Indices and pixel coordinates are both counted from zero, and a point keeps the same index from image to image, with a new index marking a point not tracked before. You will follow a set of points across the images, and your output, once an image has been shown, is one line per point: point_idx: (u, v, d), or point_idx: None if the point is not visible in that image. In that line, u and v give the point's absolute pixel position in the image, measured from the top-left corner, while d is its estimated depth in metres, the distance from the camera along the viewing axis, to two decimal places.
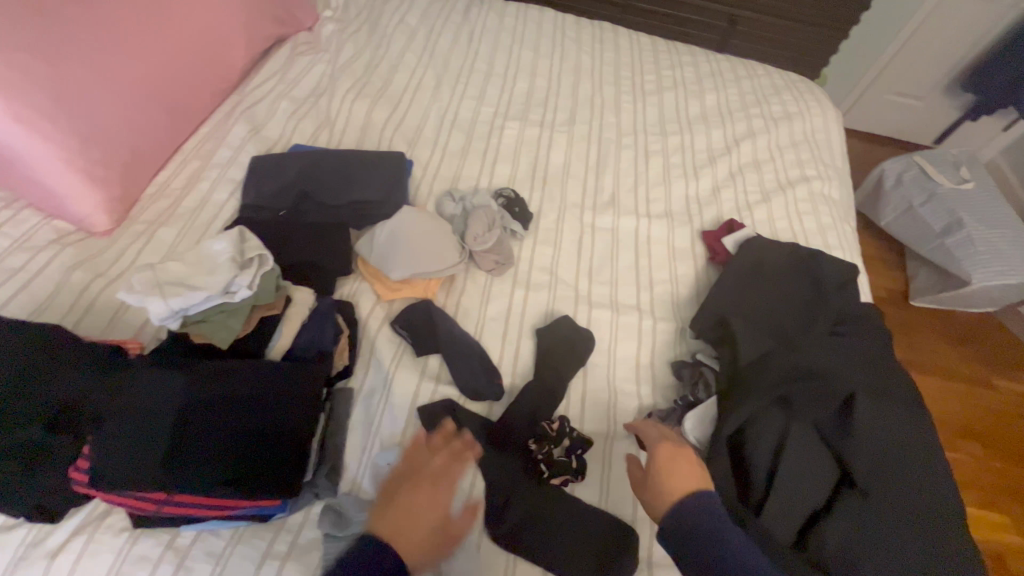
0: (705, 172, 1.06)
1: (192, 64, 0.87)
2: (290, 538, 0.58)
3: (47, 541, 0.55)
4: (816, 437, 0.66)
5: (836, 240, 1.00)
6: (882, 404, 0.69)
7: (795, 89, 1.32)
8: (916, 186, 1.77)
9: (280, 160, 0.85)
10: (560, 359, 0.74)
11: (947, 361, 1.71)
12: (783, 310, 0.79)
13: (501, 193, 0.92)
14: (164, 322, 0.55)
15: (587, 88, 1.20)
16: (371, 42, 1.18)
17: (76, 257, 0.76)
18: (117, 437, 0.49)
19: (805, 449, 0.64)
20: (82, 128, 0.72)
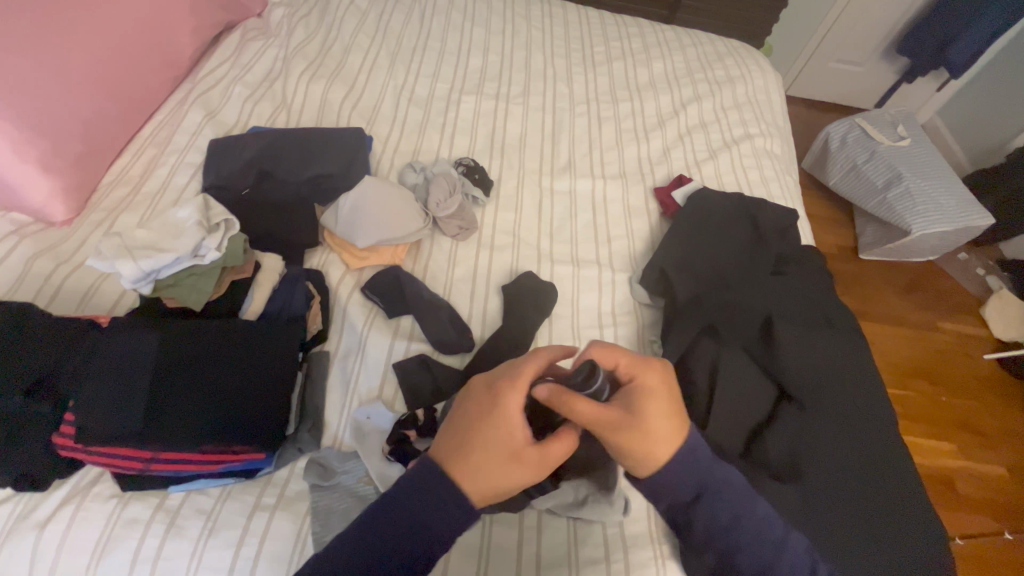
0: (655, 135, 1.12)
1: (139, 53, 0.87)
2: (277, 491, 0.61)
3: (35, 513, 0.56)
4: (751, 360, 0.73)
5: (778, 190, 1.07)
6: (805, 328, 0.75)
7: (737, 54, 1.38)
8: (858, 146, 1.88)
9: (238, 140, 0.85)
10: (525, 309, 0.78)
11: (896, 309, 1.81)
12: (727, 254, 0.86)
13: (461, 163, 0.96)
14: (136, 285, 0.59)
15: (538, 62, 1.23)
16: (323, 25, 1.18)
17: (37, 247, 0.76)
18: (95, 400, 0.51)
19: (741, 371, 0.71)
20: (31, 117, 0.71)
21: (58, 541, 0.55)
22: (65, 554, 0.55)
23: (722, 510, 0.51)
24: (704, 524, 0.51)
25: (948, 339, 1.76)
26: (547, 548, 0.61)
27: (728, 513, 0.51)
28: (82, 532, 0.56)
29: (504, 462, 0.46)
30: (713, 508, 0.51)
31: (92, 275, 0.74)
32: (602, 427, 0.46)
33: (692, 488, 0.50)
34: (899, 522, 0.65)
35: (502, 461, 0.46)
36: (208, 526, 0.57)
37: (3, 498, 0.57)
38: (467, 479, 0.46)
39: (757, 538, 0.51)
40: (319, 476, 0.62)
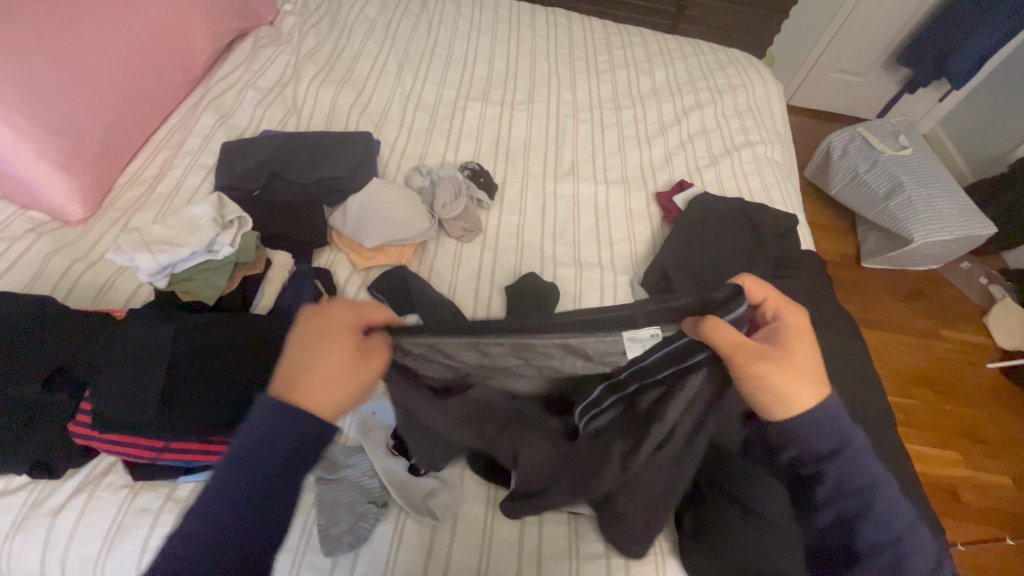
0: (657, 141, 1.14)
1: (155, 59, 0.90)
2: None
3: (48, 501, 0.58)
4: None
5: (778, 196, 1.09)
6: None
7: (738, 63, 1.40)
8: (860, 155, 1.89)
9: (249, 142, 0.87)
10: (528, 309, 0.79)
11: (899, 317, 1.81)
12: (725, 257, 0.88)
13: (466, 167, 0.98)
14: (153, 279, 0.62)
15: (543, 69, 1.26)
16: (333, 33, 1.22)
17: (54, 244, 0.78)
18: (110, 391, 0.53)
19: None
20: (51, 119, 0.74)
21: (70, 528, 0.57)
22: (77, 541, 0.56)
23: (856, 470, 0.49)
24: (835, 478, 0.49)
25: (950, 348, 1.76)
26: (547, 542, 0.62)
27: (865, 477, 0.49)
28: (93, 520, 0.57)
29: (342, 377, 0.45)
30: (846, 472, 0.49)
31: (107, 271, 0.76)
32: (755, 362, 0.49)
33: (831, 444, 0.49)
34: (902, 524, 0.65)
35: (341, 375, 0.45)
36: None
37: (17, 486, 0.58)
38: (307, 397, 0.44)
39: (889, 509, 0.48)
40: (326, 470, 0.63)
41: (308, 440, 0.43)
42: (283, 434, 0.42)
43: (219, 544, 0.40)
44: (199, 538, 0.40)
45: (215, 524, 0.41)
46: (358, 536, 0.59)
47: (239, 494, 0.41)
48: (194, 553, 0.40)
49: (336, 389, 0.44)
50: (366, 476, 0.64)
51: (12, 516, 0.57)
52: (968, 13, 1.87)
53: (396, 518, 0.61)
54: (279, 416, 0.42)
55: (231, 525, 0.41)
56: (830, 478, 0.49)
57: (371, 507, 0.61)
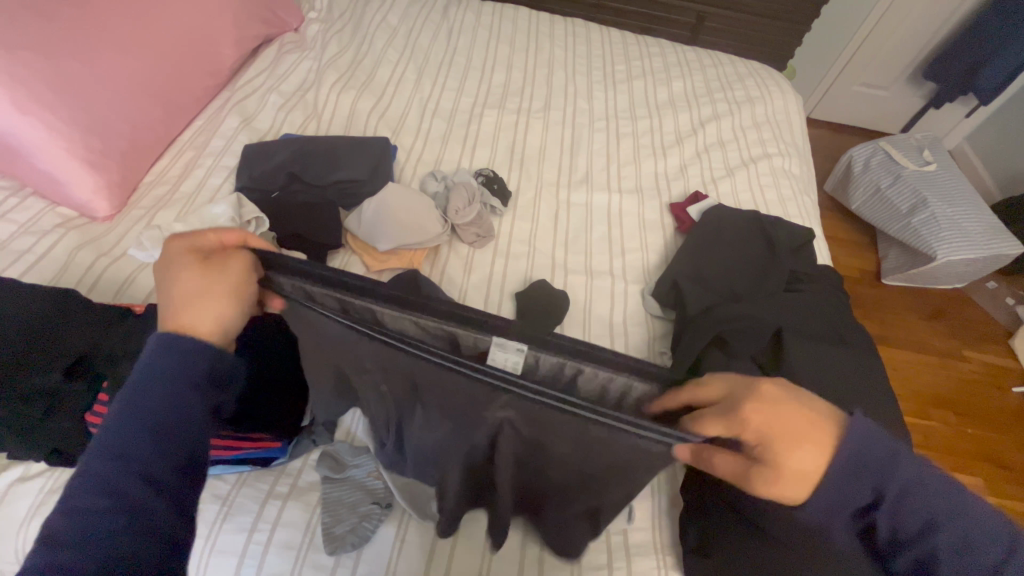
0: (673, 152, 1.14)
1: (185, 63, 0.93)
2: (290, 481, 0.63)
3: (64, 488, 0.59)
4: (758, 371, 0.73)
5: (795, 209, 1.07)
6: (816, 344, 0.75)
7: (758, 75, 1.40)
8: (883, 169, 1.85)
9: (270, 146, 0.90)
10: (536, 315, 0.79)
11: (921, 336, 1.76)
12: (737, 270, 0.87)
13: (481, 173, 0.99)
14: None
15: (560, 78, 1.27)
16: (355, 40, 1.24)
17: (80, 239, 0.80)
18: None
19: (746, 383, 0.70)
20: (82, 119, 0.77)
21: None
22: None
23: (910, 510, 0.44)
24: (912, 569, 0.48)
25: (974, 370, 1.70)
26: (550, 551, 0.62)
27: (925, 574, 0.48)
28: None
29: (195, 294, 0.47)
30: (900, 515, 0.44)
31: (129, 267, 0.78)
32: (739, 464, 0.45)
33: (872, 492, 0.44)
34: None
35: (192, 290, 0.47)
36: (223, 510, 0.59)
37: (36, 472, 0.60)
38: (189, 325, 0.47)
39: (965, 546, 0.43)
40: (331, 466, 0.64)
41: (192, 361, 0.44)
42: (175, 354, 0.44)
43: (142, 473, 0.40)
44: (112, 475, 0.39)
45: (131, 459, 0.40)
46: (361, 536, 0.59)
47: (141, 426, 0.41)
48: (111, 485, 0.39)
49: (209, 301, 0.47)
50: (371, 477, 0.64)
51: (31, 500, 0.59)
52: (998, 28, 1.83)
53: (399, 520, 0.62)
54: (164, 350, 0.44)
55: (145, 454, 0.40)
56: (895, 524, 0.45)
57: (375, 508, 0.61)
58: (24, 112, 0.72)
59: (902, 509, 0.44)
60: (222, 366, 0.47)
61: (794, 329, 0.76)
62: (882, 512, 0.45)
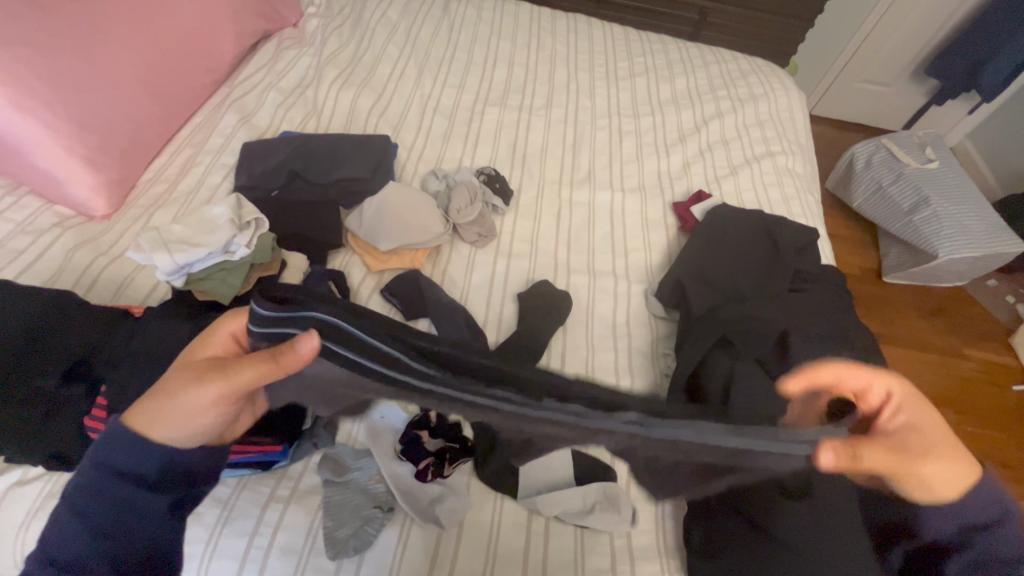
0: (676, 150, 1.13)
1: (182, 60, 0.92)
2: (291, 484, 0.63)
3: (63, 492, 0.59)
4: None
5: (799, 208, 1.06)
6: (821, 345, 0.74)
7: (761, 72, 1.38)
8: (885, 167, 1.84)
9: (270, 144, 0.88)
10: (539, 315, 0.79)
11: (922, 335, 1.76)
12: (742, 270, 0.86)
13: (483, 171, 0.98)
14: (171, 278, 0.63)
15: (562, 75, 1.26)
16: (355, 36, 1.23)
17: (77, 239, 0.79)
18: (128, 384, 0.55)
19: None
20: (80, 116, 0.76)
21: None
22: None
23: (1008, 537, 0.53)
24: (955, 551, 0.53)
25: (972, 368, 1.70)
26: (554, 556, 0.61)
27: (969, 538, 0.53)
28: None
29: (176, 389, 0.51)
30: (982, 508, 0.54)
31: (128, 267, 0.78)
32: (901, 451, 0.53)
33: (987, 515, 0.54)
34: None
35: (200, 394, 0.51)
36: (224, 514, 0.59)
37: (34, 477, 0.60)
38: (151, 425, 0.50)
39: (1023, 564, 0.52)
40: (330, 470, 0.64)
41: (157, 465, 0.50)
42: (122, 452, 0.50)
43: (102, 544, 0.48)
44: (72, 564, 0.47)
45: (74, 552, 0.48)
46: (364, 540, 0.59)
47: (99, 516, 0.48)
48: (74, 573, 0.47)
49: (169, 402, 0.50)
50: (373, 481, 0.64)
51: (29, 504, 0.58)
52: (1001, 24, 1.82)
53: (402, 523, 0.61)
54: (108, 448, 0.50)
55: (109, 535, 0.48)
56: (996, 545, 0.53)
57: (377, 512, 0.61)
58: (22, 110, 0.71)
59: (1002, 533, 0.53)
60: (177, 465, 0.52)
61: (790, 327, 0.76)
62: (995, 531, 0.53)
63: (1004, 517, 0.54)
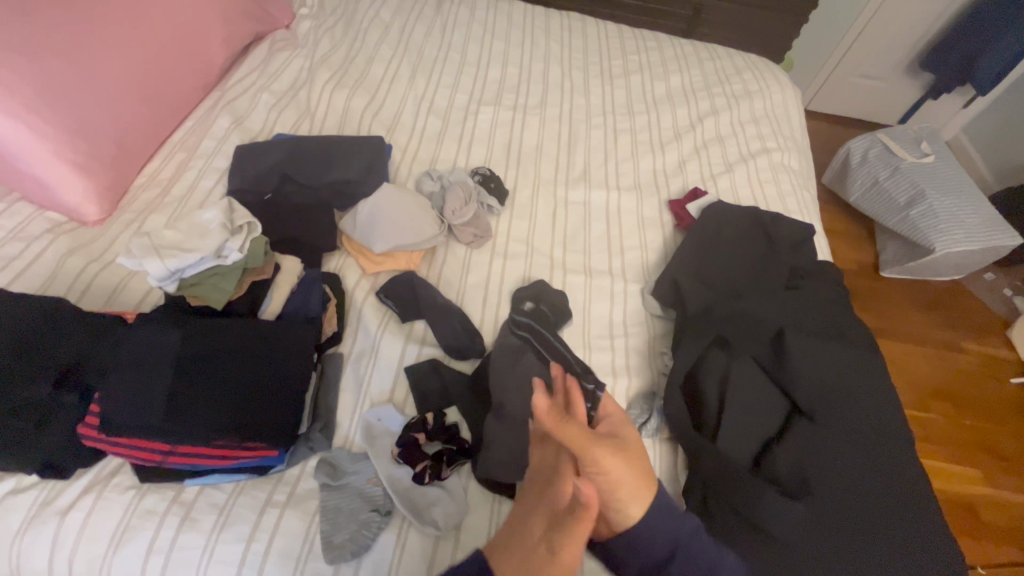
0: (671, 148, 1.12)
1: (172, 63, 0.91)
2: (287, 489, 0.62)
3: (58, 500, 0.59)
4: (756, 367, 0.73)
5: (795, 204, 1.06)
6: (817, 342, 0.74)
7: (756, 69, 1.38)
8: (881, 162, 1.84)
9: (263, 147, 0.88)
10: (536, 315, 0.78)
11: (919, 329, 1.76)
12: (737, 268, 0.85)
13: (477, 171, 0.97)
14: (162, 283, 0.63)
15: (556, 73, 1.25)
16: (348, 37, 1.22)
17: (70, 245, 0.79)
18: (119, 392, 0.55)
19: (745, 384, 0.70)
20: (70, 121, 0.75)
21: (77, 529, 0.58)
22: (82, 543, 0.57)
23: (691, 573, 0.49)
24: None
25: (971, 360, 1.70)
26: None
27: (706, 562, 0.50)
28: (100, 521, 0.58)
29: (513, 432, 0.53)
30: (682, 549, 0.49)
31: (120, 272, 0.77)
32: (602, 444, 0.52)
33: (668, 547, 0.49)
34: (899, 536, 0.65)
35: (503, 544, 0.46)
36: (221, 520, 0.59)
37: (28, 485, 0.59)
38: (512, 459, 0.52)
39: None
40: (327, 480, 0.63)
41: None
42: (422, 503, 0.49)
43: None
44: None
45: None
46: (361, 544, 0.58)
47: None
48: None
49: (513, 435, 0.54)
50: (370, 484, 0.63)
51: (23, 513, 0.58)
52: (995, 18, 1.82)
53: (399, 527, 0.61)
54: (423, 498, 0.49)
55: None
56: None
57: (374, 515, 0.61)
58: (11, 116, 0.70)
59: (689, 563, 0.50)
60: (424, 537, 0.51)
61: (784, 323, 0.76)
62: (673, 561, 0.49)
63: (708, 563, 0.50)
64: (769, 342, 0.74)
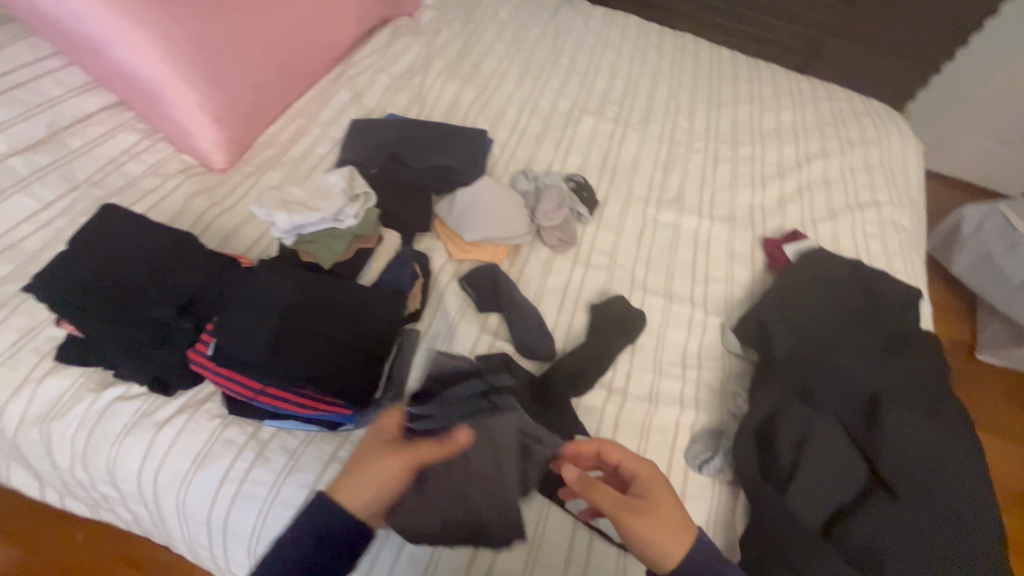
0: (773, 184, 1.08)
1: (309, 34, 0.98)
2: (352, 448, 0.65)
3: (156, 414, 0.65)
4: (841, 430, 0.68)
5: (901, 264, 0.99)
6: (915, 418, 0.68)
7: (876, 116, 1.30)
8: (997, 235, 1.68)
9: (377, 125, 0.93)
10: (609, 330, 0.78)
11: (1012, 424, 1.58)
12: (834, 319, 0.80)
13: (572, 178, 0.97)
14: (283, 236, 0.68)
15: (663, 92, 1.24)
16: (466, 31, 1.27)
17: (196, 187, 0.87)
18: (234, 326, 0.60)
19: (828, 441, 0.66)
20: (214, 77, 0.84)
21: (167, 444, 0.63)
22: (171, 456, 0.63)
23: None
24: None
25: None
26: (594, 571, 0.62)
27: None
28: (187, 440, 0.63)
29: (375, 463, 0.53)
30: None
31: (235, 219, 0.84)
32: (622, 509, 0.52)
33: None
34: None
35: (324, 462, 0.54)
36: (290, 463, 0.63)
37: (134, 394, 0.66)
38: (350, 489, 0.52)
39: None
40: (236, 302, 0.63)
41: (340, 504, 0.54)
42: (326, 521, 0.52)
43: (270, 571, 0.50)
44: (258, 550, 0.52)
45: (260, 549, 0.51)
46: None
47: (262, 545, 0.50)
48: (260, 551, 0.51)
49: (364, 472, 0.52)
50: None
51: (125, 419, 0.64)
52: None
53: None
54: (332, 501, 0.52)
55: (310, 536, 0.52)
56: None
57: None
58: (167, 64, 0.80)
59: None
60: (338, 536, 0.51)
61: (878, 389, 0.70)
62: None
63: None
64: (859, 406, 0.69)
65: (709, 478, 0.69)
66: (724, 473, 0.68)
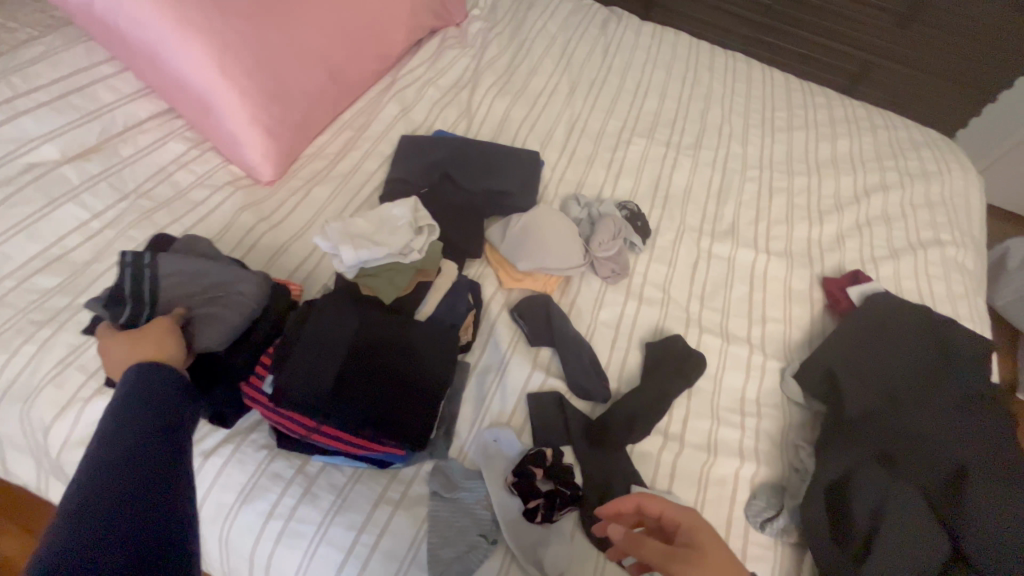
0: (831, 218, 1.03)
1: (363, 46, 0.96)
2: (401, 488, 0.62)
3: (203, 442, 0.63)
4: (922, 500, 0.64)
5: (965, 310, 0.94)
6: (1007, 493, 0.63)
7: (935, 147, 1.25)
8: None
9: (429, 143, 0.91)
10: (666, 372, 0.75)
11: None
12: (908, 373, 0.75)
13: (625, 205, 0.94)
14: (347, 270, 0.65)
15: (715, 115, 1.20)
16: (514, 45, 1.24)
17: (244, 200, 0.85)
18: (294, 363, 0.59)
19: (908, 510, 0.61)
20: (269, 89, 0.82)
21: (212, 475, 0.61)
22: (217, 487, 0.61)
23: None
24: None
25: None
26: None
27: None
28: (234, 472, 0.61)
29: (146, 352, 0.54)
30: None
31: (283, 236, 0.82)
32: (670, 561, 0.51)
33: None
34: None
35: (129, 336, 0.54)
36: (338, 502, 0.60)
37: None
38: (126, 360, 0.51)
39: None
40: (178, 280, 0.62)
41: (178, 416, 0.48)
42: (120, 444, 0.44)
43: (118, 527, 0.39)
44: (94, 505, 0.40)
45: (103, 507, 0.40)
46: (467, 566, 0.58)
47: (105, 470, 0.41)
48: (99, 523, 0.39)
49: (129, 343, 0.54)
50: (480, 505, 0.63)
51: None
52: None
53: (503, 558, 0.60)
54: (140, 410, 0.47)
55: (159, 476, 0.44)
56: None
57: (482, 540, 0.60)
58: (224, 76, 0.78)
59: None
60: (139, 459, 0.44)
61: (963, 459, 0.66)
62: None
63: None
64: (940, 476, 0.65)
65: (771, 537, 0.65)
66: (788, 535, 0.65)
